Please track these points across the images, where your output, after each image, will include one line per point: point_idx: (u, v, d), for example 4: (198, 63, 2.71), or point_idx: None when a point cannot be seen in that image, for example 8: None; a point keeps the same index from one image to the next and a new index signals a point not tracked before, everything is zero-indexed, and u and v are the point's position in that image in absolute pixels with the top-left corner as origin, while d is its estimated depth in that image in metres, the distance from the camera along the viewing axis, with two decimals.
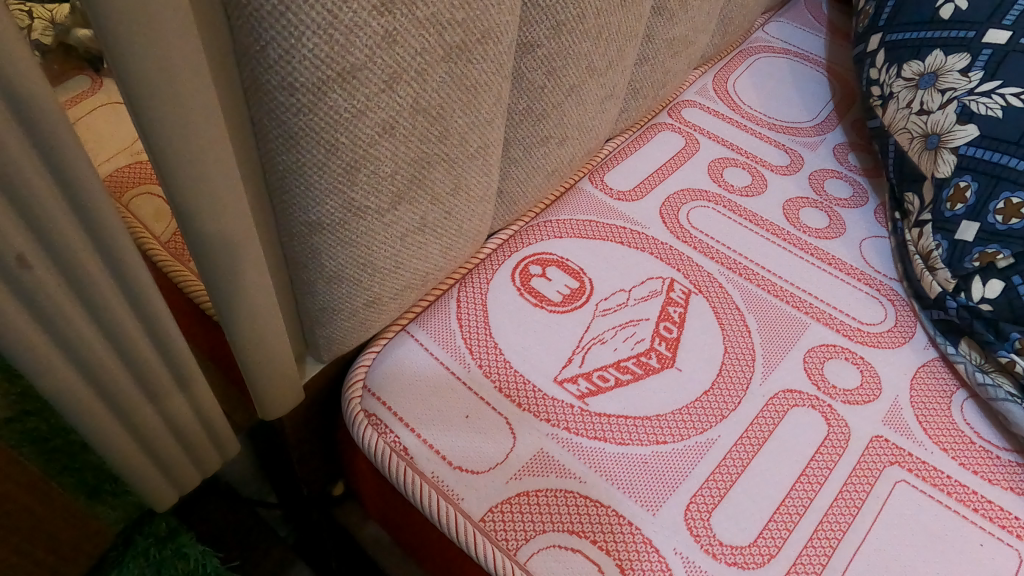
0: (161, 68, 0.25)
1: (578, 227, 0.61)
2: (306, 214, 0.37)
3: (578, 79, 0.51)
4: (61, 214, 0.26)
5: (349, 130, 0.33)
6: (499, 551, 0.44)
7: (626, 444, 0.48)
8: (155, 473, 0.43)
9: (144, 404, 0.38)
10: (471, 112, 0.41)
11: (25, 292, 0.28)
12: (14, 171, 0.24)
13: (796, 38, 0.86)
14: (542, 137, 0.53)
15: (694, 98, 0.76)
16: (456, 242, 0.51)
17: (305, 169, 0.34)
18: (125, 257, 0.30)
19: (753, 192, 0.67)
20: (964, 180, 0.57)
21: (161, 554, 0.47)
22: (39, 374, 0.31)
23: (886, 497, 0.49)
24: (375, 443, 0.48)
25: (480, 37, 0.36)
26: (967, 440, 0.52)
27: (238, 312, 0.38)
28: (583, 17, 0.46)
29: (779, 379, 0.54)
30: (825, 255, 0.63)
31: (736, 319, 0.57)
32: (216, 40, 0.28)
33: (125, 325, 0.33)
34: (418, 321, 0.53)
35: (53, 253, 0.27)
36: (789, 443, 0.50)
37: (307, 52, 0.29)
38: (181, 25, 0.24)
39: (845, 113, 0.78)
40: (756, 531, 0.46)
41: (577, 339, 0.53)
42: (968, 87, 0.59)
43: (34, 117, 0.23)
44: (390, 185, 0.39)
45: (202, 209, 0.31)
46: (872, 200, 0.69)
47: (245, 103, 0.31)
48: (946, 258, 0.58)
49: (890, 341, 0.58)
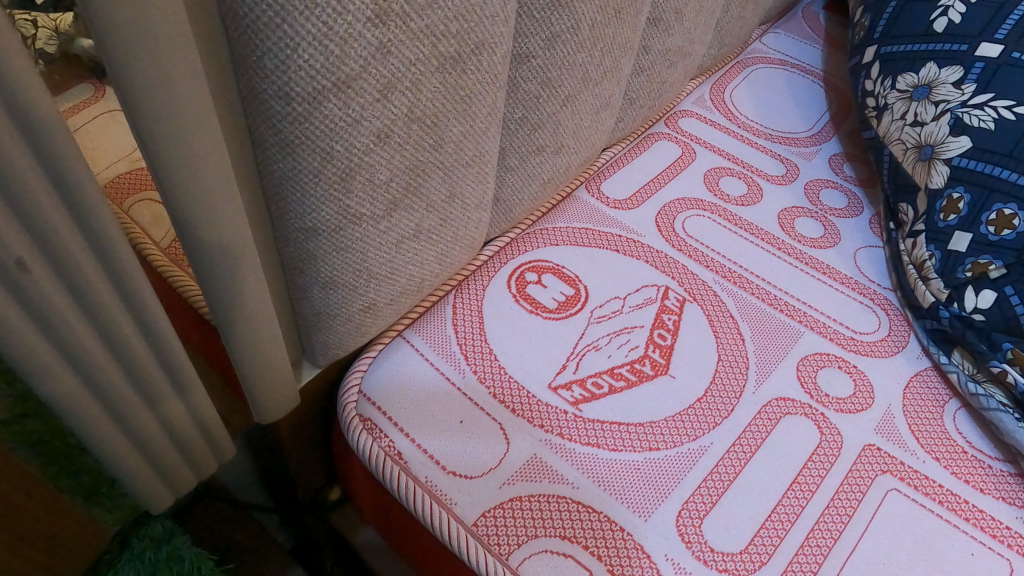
0: (160, 78, 0.25)
1: (574, 235, 0.61)
2: (303, 221, 0.37)
3: (574, 89, 0.52)
4: (60, 220, 0.27)
5: (344, 138, 0.34)
6: (491, 556, 0.44)
7: (619, 450, 0.49)
8: (151, 475, 0.43)
9: (142, 407, 0.39)
10: (466, 121, 0.41)
11: (25, 296, 0.28)
12: (15, 178, 0.24)
13: (793, 49, 0.87)
14: (538, 146, 0.54)
15: (691, 109, 0.77)
16: (452, 249, 0.51)
17: (301, 176, 0.35)
18: (123, 262, 0.31)
19: (749, 201, 0.68)
20: (957, 192, 0.58)
21: (154, 557, 0.47)
22: (38, 376, 0.32)
23: (877, 505, 0.49)
24: (370, 448, 0.48)
25: (475, 48, 0.37)
26: (960, 450, 0.53)
27: (235, 317, 0.38)
28: (578, 29, 0.46)
29: (772, 387, 0.54)
30: (820, 264, 0.64)
31: (730, 328, 0.57)
32: (214, 50, 0.29)
33: (123, 329, 0.33)
34: (414, 327, 0.54)
35: (54, 258, 0.28)
36: (781, 451, 0.51)
37: (303, 62, 0.29)
38: (179, 36, 0.25)
39: (841, 123, 0.78)
40: (747, 538, 0.46)
41: (572, 346, 0.54)
42: (961, 99, 0.60)
43: (35, 125, 0.23)
44: (385, 192, 0.40)
45: (200, 215, 0.31)
46: (866, 210, 0.70)
47: (242, 111, 0.32)
48: (939, 268, 0.58)
49: (883, 350, 0.58)
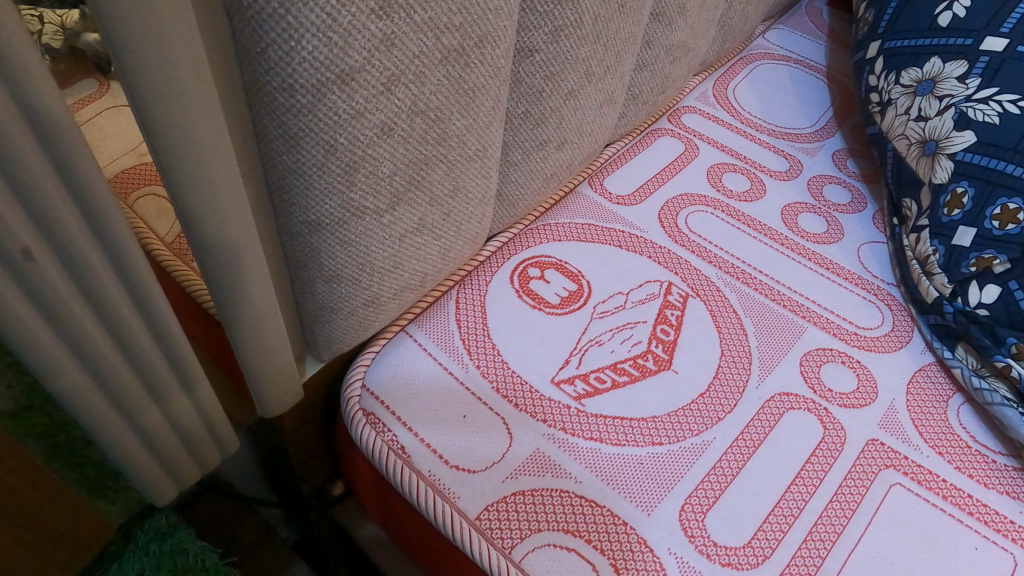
0: (165, 70, 0.26)
1: (577, 231, 0.61)
2: (306, 214, 0.37)
3: (576, 83, 0.52)
4: (66, 211, 0.27)
5: (348, 131, 0.34)
6: (494, 550, 0.44)
7: (621, 444, 0.49)
8: (155, 468, 0.43)
9: (147, 400, 0.39)
10: (469, 115, 0.41)
11: (31, 288, 0.28)
12: (22, 168, 0.24)
13: (796, 45, 0.87)
14: (541, 141, 0.54)
15: (694, 104, 0.77)
16: (455, 243, 0.51)
17: (305, 169, 0.35)
18: (128, 254, 0.31)
19: (752, 197, 0.68)
20: (961, 186, 0.58)
21: (162, 549, 0.47)
22: (43, 367, 0.32)
23: (881, 500, 0.49)
24: (373, 442, 0.48)
25: (478, 41, 0.37)
26: (964, 444, 0.53)
27: (239, 310, 0.38)
28: (582, 23, 0.46)
29: (775, 382, 0.54)
30: (823, 260, 0.63)
31: (733, 323, 0.57)
32: (217, 42, 0.29)
33: (128, 322, 0.34)
34: (417, 322, 0.54)
35: (59, 250, 0.28)
36: (784, 445, 0.51)
37: (307, 54, 0.29)
38: (184, 27, 0.25)
39: (845, 119, 0.78)
40: (751, 533, 0.46)
41: (575, 341, 0.54)
42: (966, 94, 0.59)
43: (40, 115, 0.23)
44: (389, 186, 0.40)
45: (205, 208, 0.31)
46: (870, 205, 0.70)
47: (246, 104, 0.32)
48: (943, 263, 0.58)
49: (887, 345, 0.58)
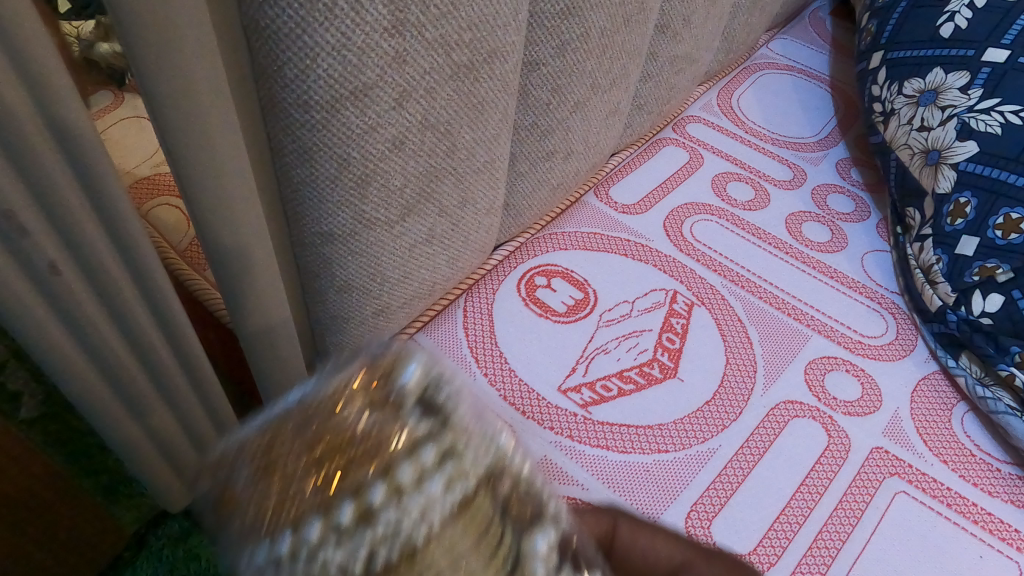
0: (188, 87, 0.26)
1: (584, 240, 0.62)
2: (319, 226, 0.38)
3: (583, 95, 0.52)
4: (91, 223, 0.28)
5: (360, 145, 0.35)
6: None
7: (628, 452, 0.49)
8: (169, 474, 0.44)
9: (163, 408, 0.39)
10: (477, 127, 0.42)
11: (55, 298, 0.29)
12: (48, 181, 0.25)
13: (800, 55, 0.88)
14: (548, 151, 0.55)
15: (698, 114, 0.78)
16: (463, 252, 0.52)
17: (318, 182, 0.36)
18: (149, 266, 0.31)
19: (757, 206, 0.69)
20: (963, 196, 0.58)
21: (174, 556, 0.49)
22: (64, 375, 0.33)
23: (885, 508, 0.49)
24: None
25: (486, 56, 0.38)
26: (968, 453, 0.53)
27: (254, 319, 0.39)
28: (588, 37, 0.47)
29: (780, 390, 0.55)
30: (827, 268, 0.64)
31: (738, 331, 0.58)
32: (234, 59, 0.30)
33: (147, 331, 0.34)
34: (425, 330, 0.55)
35: (83, 261, 0.29)
36: (789, 453, 0.51)
37: (321, 71, 0.30)
38: (204, 46, 0.26)
39: (848, 128, 0.79)
40: (756, 540, 0.47)
41: (581, 349, 0.54)
42: (968, 104, 0.60)
43: (68, 130, 0.24)
44: (399, 198, 0.40)
45: (221, 220, 0.32)
46: (874, 214, 0.70)
47: (262, 119, 0.33)
48: (947, 272, 0.58)
49: (891, 354, 0.58)
